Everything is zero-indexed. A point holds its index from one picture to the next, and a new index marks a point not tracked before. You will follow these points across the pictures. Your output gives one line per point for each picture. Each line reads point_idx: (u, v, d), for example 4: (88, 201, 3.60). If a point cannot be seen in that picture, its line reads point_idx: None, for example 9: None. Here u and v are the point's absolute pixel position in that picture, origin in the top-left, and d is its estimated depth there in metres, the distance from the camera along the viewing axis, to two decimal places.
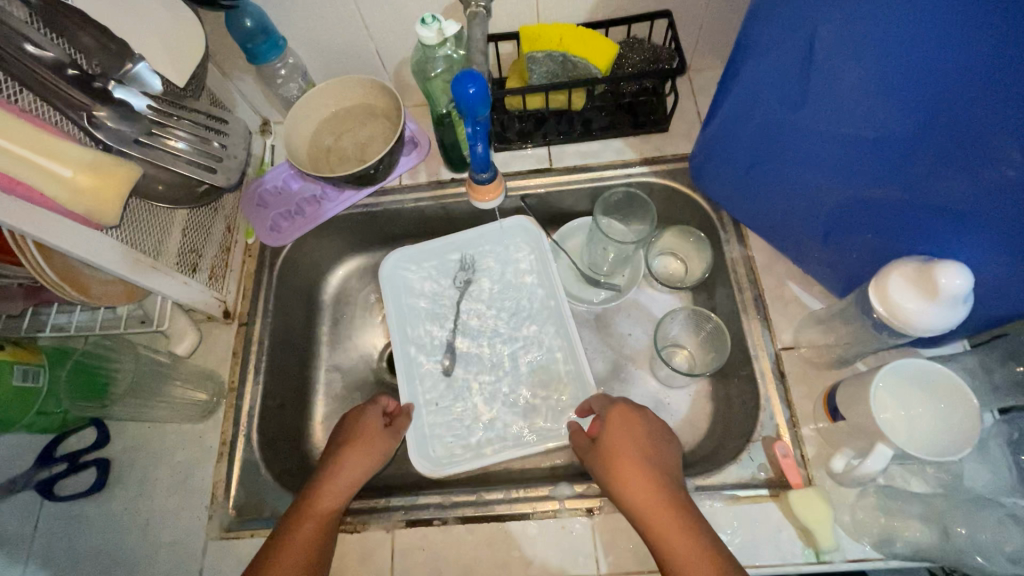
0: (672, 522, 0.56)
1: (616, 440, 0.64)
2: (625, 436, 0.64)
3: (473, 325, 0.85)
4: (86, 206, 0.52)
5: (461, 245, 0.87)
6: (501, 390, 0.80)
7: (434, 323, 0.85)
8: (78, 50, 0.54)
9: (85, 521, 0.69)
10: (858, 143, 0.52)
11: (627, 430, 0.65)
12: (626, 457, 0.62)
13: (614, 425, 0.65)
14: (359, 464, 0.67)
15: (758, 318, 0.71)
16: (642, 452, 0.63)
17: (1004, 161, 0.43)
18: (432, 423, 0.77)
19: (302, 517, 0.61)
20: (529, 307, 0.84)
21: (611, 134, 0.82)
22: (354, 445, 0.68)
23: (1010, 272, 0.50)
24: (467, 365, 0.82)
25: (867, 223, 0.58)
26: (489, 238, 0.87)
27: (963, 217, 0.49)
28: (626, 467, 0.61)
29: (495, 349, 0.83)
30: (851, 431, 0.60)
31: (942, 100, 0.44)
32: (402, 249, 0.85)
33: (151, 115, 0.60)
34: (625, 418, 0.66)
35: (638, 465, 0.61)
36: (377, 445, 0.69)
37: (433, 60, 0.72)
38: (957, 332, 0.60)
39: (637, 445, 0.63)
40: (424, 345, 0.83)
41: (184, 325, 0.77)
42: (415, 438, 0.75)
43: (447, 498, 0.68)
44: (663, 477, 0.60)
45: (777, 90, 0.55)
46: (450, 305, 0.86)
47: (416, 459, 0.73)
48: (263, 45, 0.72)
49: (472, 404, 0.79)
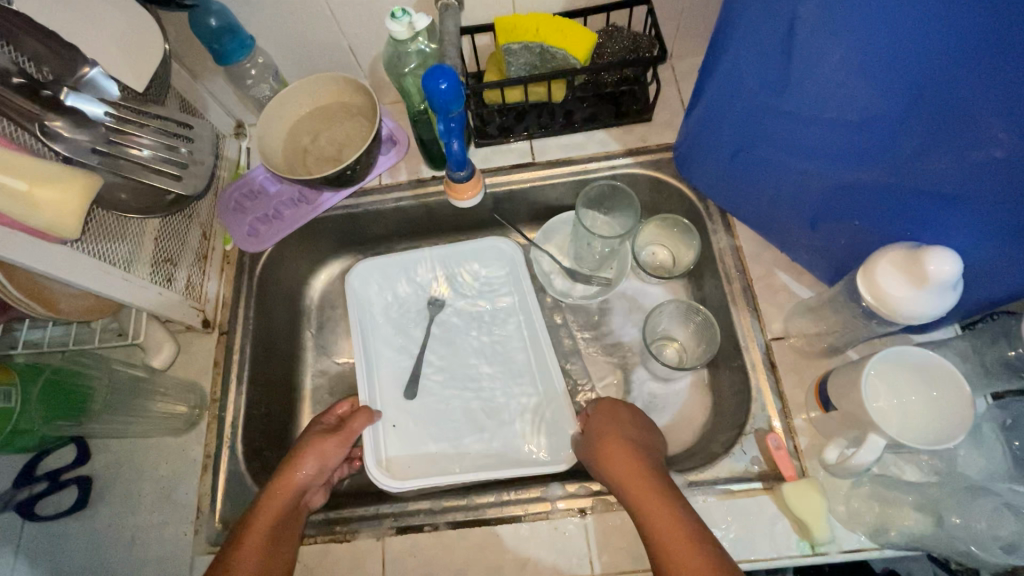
0: (654, 494, 0.55)
1: (602, 428, 0.65)
2: (612, 425, 0.65)
3: (442, 339, 0.84)
4: (44, 219, 0.50)
5: (433, 260, 0.86)
6: (477, 403, 0.79)
7: (407, 336, 0.84)
8: (28, 57, 0.53)
9: (68, 540, 0.67)
10: (842, 127, 0.50)
11: (615, 419, 0.65)
12: (613, 436, 0.63)
13: (603, 415, 0.67)
14: (313, 464, 0.65)
15: (748, 309, 0.70)
16: (632, 436, 0.63)
17: (990, 139, 0.42)
18: (393, 443, 0.76)
19: (251, 526, 0.59)
20: (505, 319, 0.84)
21: (594, 126, 0.81)
22: (304, 450, 0.66)
23: (1005, 256, 0.49)
24: (436, 381, 0.81)
25: (853, 209, 0.57)
26: (463, 256, 0.86)
27: (950, 200, 0.48)
28: (613, 448, 0.61)
29: (468, 361, 0.82)
30: (844, 421, 0.59)
31: (926, 77, 0.42)
32: (370, 259, 0.84)
33: (110, 123, 0.58)
34: (613, 409, 0.67)
35: (624, 445, 0.61)
36: (326, 449, 0.66)
37: (405, 56, 0.70)
38: (948, 317, 0.59)
39: (625, 430, 0.64)
40: (400, 356, 0.83)
41: (161, 337, 0.74)
42: (370, 442, 0.73)
43: (437, 503, 0.66)
44: (648, 457, 0.60)
45: (758, 74, 0.53)
46: (422, 319, 0.85)
47: (367, 465, 0.71)
48: (230, 45, 0.70)
49: (436, 423, 0.78)
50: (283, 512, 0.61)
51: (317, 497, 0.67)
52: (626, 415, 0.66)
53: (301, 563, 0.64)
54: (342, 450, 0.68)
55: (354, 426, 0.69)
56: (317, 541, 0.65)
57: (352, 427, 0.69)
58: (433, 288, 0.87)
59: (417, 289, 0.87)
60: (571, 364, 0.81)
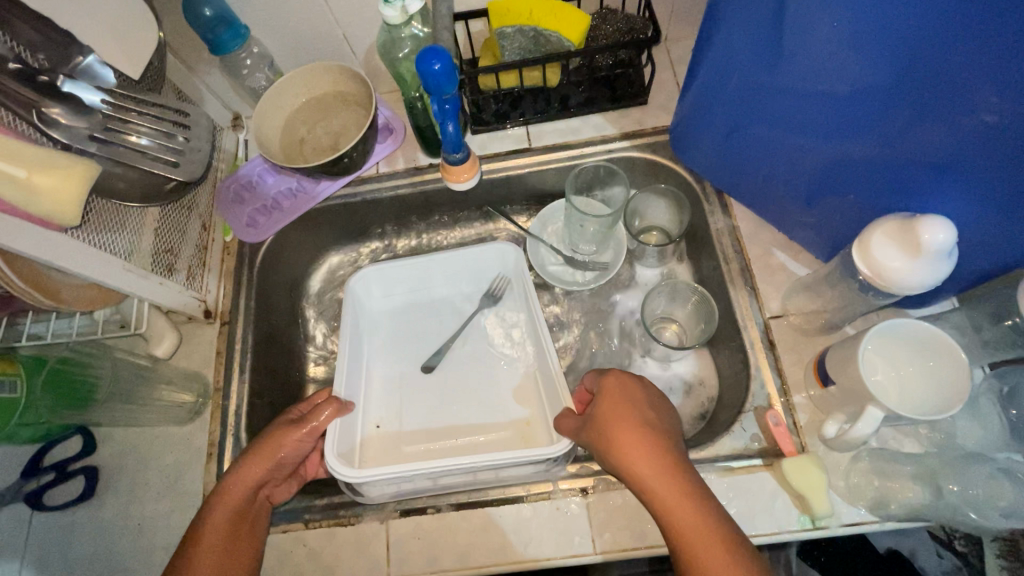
0: (682, 494, 0.53)
1: (615, 411, 0.59)
2: (627, 407, 0.59)
3: (477, 330, 0.84)
4: (42, 207, 0.50)
5: (469, 260, 0.85)
6: (485, 390, 0.79)
7: (421, 327, 0.85)
8: (23, 44, 0.52)
9: (75, 530, 0.68)
10: (836, 99, 0.50)
11: (628, 396, 0.61)
12: (631, 422, 0.58)
13: (615, 392, 0.61)
14: (271, 455, 0.64)
15: (746, 288, 0.70)
16: (650, 420, 0.58)
17: (982, 106, 0.42)
18: (385, 437, 0.77)
19: (205, 524, 0.59)
20: (509, 316, 0.84)
21: (590, 110, 0.81)
22: (261, 446, 0.64)
23: (994, 225, 0.49)
24: (456, 366, 0.82)
25: (847, 184, 0.57)
26: (498, 256, 0.84)
27: (943, 170, 0.48)
28: (633, 437, 0.56)
29: (496, 353, 0.82)
30: (843, 396, 0.59)
31: (915, 46, 0.42)
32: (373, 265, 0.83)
33: (106, 110, 0.59)
34: (625, 386, 0.62)
35: (644, 433, 0.57)
36: (284, 444, 0.65)
37: (400, 41, 0.71)
38: (945, 290, 0.59)
39: (641, 413, 0.59)
40: (405, 346, 0.84)
41: (163, 327, 0.75)
42: (336, 434, 0.70)
43: (437, 484, 0.67)
44: (669, 443, 0.56)
45: (751, 49, 0.53)
46: (439, 318, 0.86)
47: (325, 455, 0.67)
48: (224, 35, 0.70)
49: (423, 424, 0.78)
50: (237, 508, 0.61)
51: (282, 491, 0.66)
52: (640, 395, 0.61)
53: (306, 547, 0.65)
54: (304, 444, 0.66)
55: (319, 420, 0.67)
56: (322, 525, 0.66)
57: (315, 422, 0.67)
58: (467, 286, 0.87)
59: (458, 288, 0.87)
60: (571, 348, 0.82)
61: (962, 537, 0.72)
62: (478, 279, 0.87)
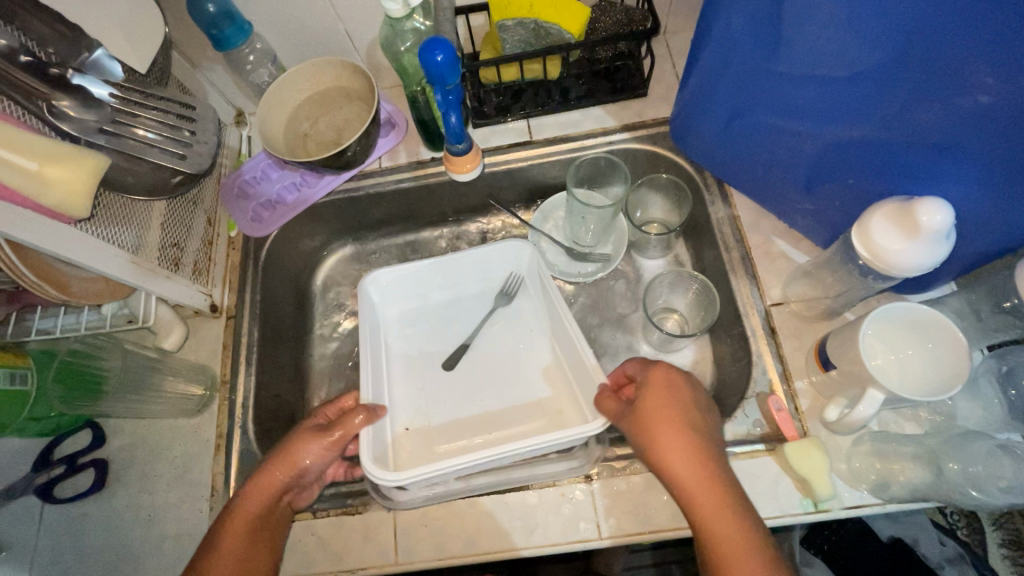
0: (722, 504, 0.53)
1: (660, 411, 0.58)
2: (672, 410, 0.58)
3: (493, 331, 0.85)
4: (54, 198, 0.52)
5: (483, 261, 0.83)
6: (514, 381, 0.80)
7: (439, 328, 0.85)
8: (33, 39, 0.54)
9: (86, 521, 0.68)
10: (833, 83, 0.51)
11: (672, 392, 0.59)
12: (676, 426, 0.56)
13: (661, 393, 0.59)
14: (293, 463, 0.63)
15: (747, 276, 0.71)
16: (695, 424, 0.57)
17: (979, 87, 0.43)
18: (415, 437, 0.77)
19: (226, 530, 0.60)
20: (528, 315, 0.85)
21: (591, 102, 0.81)
22: (285, 452, 0.64)
23: (989, 206, 0.50)
24: (478, 363, 0.82)
25: (847, 167, 0.58)
26: (513, 255, 0.83)
27: (942, 151, 0.49)
28: (677, 442, 0.55)
29: (516, 344, 0.83)
30: (843, 380, 0.60)
31: (914, 29, 0.43)
32: (383, 270, 0.81)
33: (114, 103, 0.60)
34: (670, 386, 0.60)
35: (689, 438, 0.56)
36: (307, 451, 0.64)
37: (402, 35, 0.71)
38: (944, 275, 0.60)
39: (686, 416, 0.57)
40: (427, 345, 0.84)
41: (170, 320, 0.76)
42: (370, 441, 0.67)
43: (470, 482, 0.67)
44: (711, 450, 0.56)
45: (752, 34, 0.54)
46: (453, 320, 0.86)
47: (362, 457, 0.64)
48: (228, 31, 0.71)
49: (453, 419, 0.78)
50: (257, 515, 0.61)
51: (304, 496, 0.66)
52: (686, 393, 0.59)
53: (315, 536, 0.66)
54: (330, 454, 0.65)
55: (344, 428, 0.66)
56: (330, 514, 0.66)
57: (342, 428, 0.66)
58: (482, 287, 0.86)
59: (470, 289, 0.86)
60: None
61: (964, 525, 0.80)
62: (490, 279, 0.86)
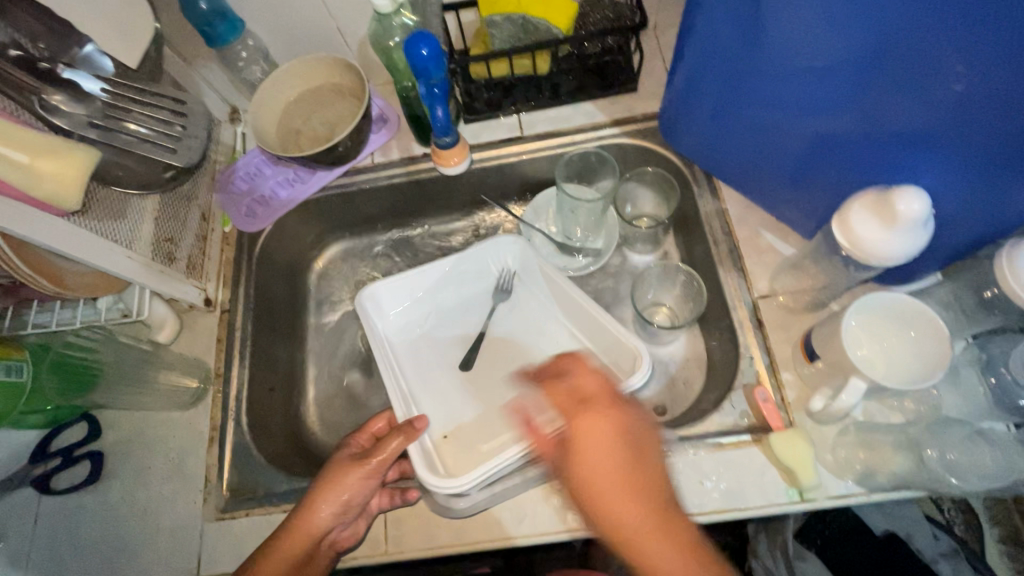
0: None
1: (597, 468, 0.46)
2: (613, 466, 0.46)
3: (500, 325, 0.84)
4: (46, 191, 0.53)
5: (478, 258, 0.84)
6: (542, 367, 0.79)
7: (450, 329, 0.84)
8: (24, 34, 0.54)
9: (82, 513, 0.69)
10: (814, 74, 0.51)
11: (593, 442, 0.48)
12: (618, 485, 0.46)
13: (592, 444, 0.48)
14: (337, 493, 0.62)
15: (734, 269, 0.72)
16: (641, 471, 0.46)
17: (951, 76, 0.44)
18: (454, 441, 0.74)
19: (265, 567, 0.58)
20: (538, 303, 0.83)
21: (581, 98, 0.82)
22: (324, 487, 0.62)
23: (968, 194, 0.50)
24: (495, 357, 0.81)
25: (831, 158, 0.58)
26: (504, 248, 0.84)
27: (921, 141, 0.50)
28: (629, 501, 0.45)
29: (534, 329, 0.82)
30: (829, 371, 0.60)
31: (887, 21, 0.44)
32: (381, 281, 0.81)
33: (105, 98, 0.62)
34: (603, 432, 0.48)
35: (638, 494, 0.45)
36: (349, 479, 0.63)
37: (391, 30, 0.71)
38: (928, 266, 0.60)
39: (629, 467, 0.46)
40: (442, 348, 0.82)
41: (164, 313, 0.76)
42: (417, 455, 0.67)
43: (527, 477, 0.65)
44: (661, 495, 0.46)
45: (735, 27, 0.54)
46: (462, 318, 0.85)
47: (415, 469, 0.65)
48: (221, 28, 0.72)
49: (489, 416, 0.76)
50: (298, 555, 0.59)
51: (348, 535, 0.64)
52: (608, 442, 0.48)
53: None
54: (374, 482, 0.64)
55: (383, 452, 0.64)
56: None
57: (380, 454, 0.64)
58: (484, 285, 0.86)
59: (470, 288, 0.86)
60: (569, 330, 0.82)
61: (962, 521, 0.82)
62: (486, 276, 0.86)
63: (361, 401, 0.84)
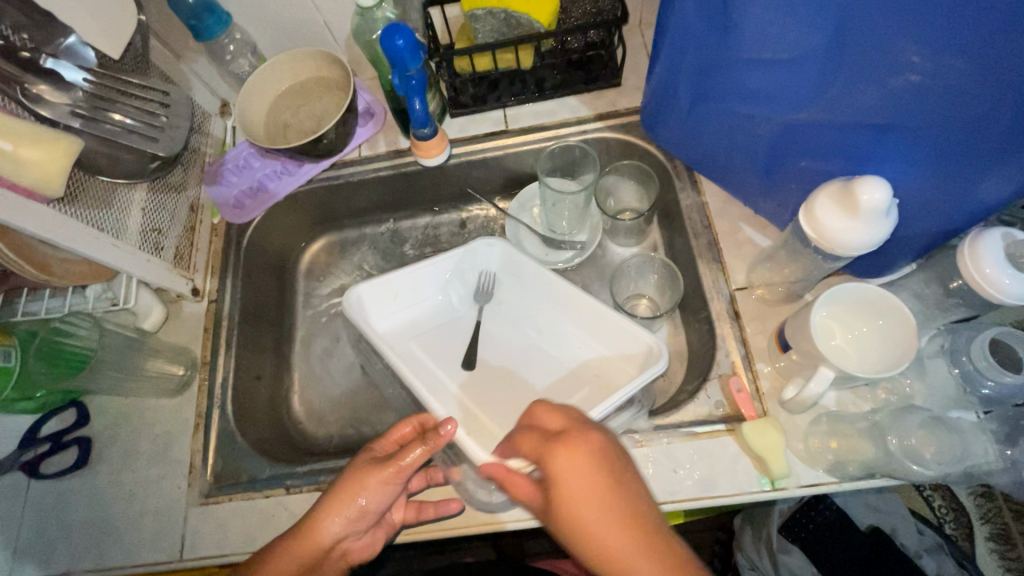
0: None
1: (582, 501, 0.44)
2: (601, 506, 0.44)
3: (492, 321, 0.81)
4: (30, 177, 0.54)
5: (456, 262, 0.82)
6: (549, 357, 0.76)
7: (443, 329, 0.81)
8: (9, 26, 0.56)
9: (69, 496, 0.70)
10: (778, 65, 0.52)
11: (577, 471, 0.45)
12: (606, 525, 0.44)
13: (575, 485, 0.45)
14: (352, 498, 0.57)
15: (713, 261, 0.72)
16: (633, 502, 0.45)
17: (907, 65, 0.45)
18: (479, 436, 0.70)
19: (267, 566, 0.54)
20: (526, 300, 0.81)
21: (565, 92, 0.83)
22: (348, 489, 0.57)
23: (932, 183, 0.51)
24: (494, 352, 0.78)
25: (801, 148, 0.59)
26: (482, 252, 0.82)
27: (884, 130, 0.50)
28: (628, 532, 0.43)
29: (530, 320, 0.80)
30: (801, 360, 0.61)
31: (845, 10, 0.45)
32: (364, 283, 0.77)
33: (89, 88, 0.64)
34: (586, 472, 0.45)
35: (627, 531, 0.43)
36: (366, 484, 0.57)
37: (373, 23, 0.73)
38: (899, 258, 0.61)
39: (615, 505, 0.44)
40: (440, 347, 0.80)
41: (150, 301, 0.77)
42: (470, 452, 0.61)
43: None
44: (654, 522, 0.44)
45: (704, 18, 0.55)
46: (455, 317, 0.83)
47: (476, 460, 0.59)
48: (208, 21, 0.73)
49: (507, 410, 0.72)
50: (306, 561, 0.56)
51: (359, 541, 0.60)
52: (596, 469, 0.45)
53: (287, 511, 0.67)
54: (394, 488, 0.58)
55: (408, 460, 0.58)
56: (302, 491, 0.67)
57: (405, 462, 0.58)
58: (467, 286, 0.83)
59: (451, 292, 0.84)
60: None
61: (951, 519, 0.84)
62: (465, 278, 0.83)
63: (347, 391, 0.85)
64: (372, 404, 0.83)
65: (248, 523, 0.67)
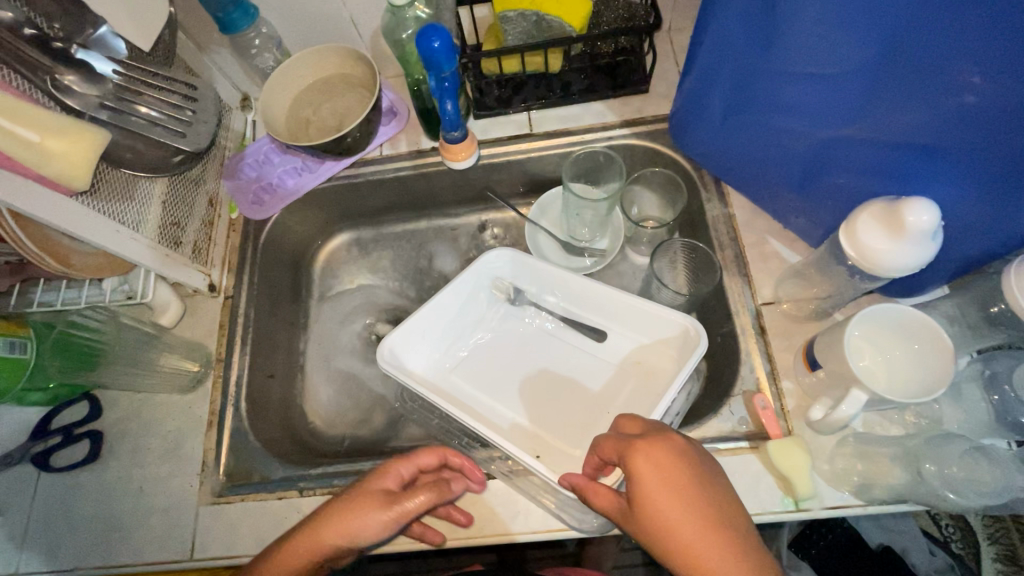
0: None
1: (671, 502, 0.45)
2: (683, 504, 0.45)
3: (516, 328, 0.80)
4: (57, 169, 0.53)
5: (473, 280, 0.79)
6: (582, 356, 0.76)
7: (473, 346, 0.79)
8: (41, 14, 0.56)
9: (79, 490, 0.70)
10: (824, 81, 0.51)
11: (664, 472, 0.46)
12: (694, 525, 0.44)
13: (657, 485, 0.46)
14: (348, 529, 0.53)
15: (739, 275, 0.71)
16: (721, 508, 0.45)
17: (962, 88, 0.43)
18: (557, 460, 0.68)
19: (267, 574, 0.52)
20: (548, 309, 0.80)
21: (591, 97, 0.82)
22: (340, 513, 0.54)
23: (976, 207, 0.50)
24: (525, 361, 0.77)
25: (840, 164, 0.57)
26: (495, 266, 0.79)
27: (930, 152, 0.49)
28: (715, 537, 0.44)
29: (553, 327, 0.79)
30: (829, 380, 0.60)
31: (899, 31, 0.43)
32: (388, 339, 0.72)
33: (118, 80, 0.63)
34: (667, 472, 0.46)
35: (709, 529, 0.44)
36: (364, 518, 0.53)
37: (403, 23, 0.72)
38: (932, 280, 0.60)
39: (696, 505, 0.45)
40: (472, 363, 0.78)
41: (169, 296, 0.77)
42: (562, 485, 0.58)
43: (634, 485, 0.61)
44: (744, 532, 0.44)
45: (747, 29, 0.54)
46: (480, 337, 0.80)
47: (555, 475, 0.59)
48: (234, 14, 0.73)
49: (565, 423, 0.71)
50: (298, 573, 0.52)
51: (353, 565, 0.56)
52: (684, 473, 0.46)
53: (300, 514, 0.65)
54: (389, 530, 0.54)
55: (412, 503, 0.54)
56: (316, 494, 0.66)
57: (409, 505, 0.54)
58: (490, 298, 0.81)
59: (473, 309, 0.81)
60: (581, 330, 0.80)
61: (959, 538, 0.76)
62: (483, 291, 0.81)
63: (360, 392, 0.84)
64: (384, 405, 0.83)
65: (259, 524, 0.66)
